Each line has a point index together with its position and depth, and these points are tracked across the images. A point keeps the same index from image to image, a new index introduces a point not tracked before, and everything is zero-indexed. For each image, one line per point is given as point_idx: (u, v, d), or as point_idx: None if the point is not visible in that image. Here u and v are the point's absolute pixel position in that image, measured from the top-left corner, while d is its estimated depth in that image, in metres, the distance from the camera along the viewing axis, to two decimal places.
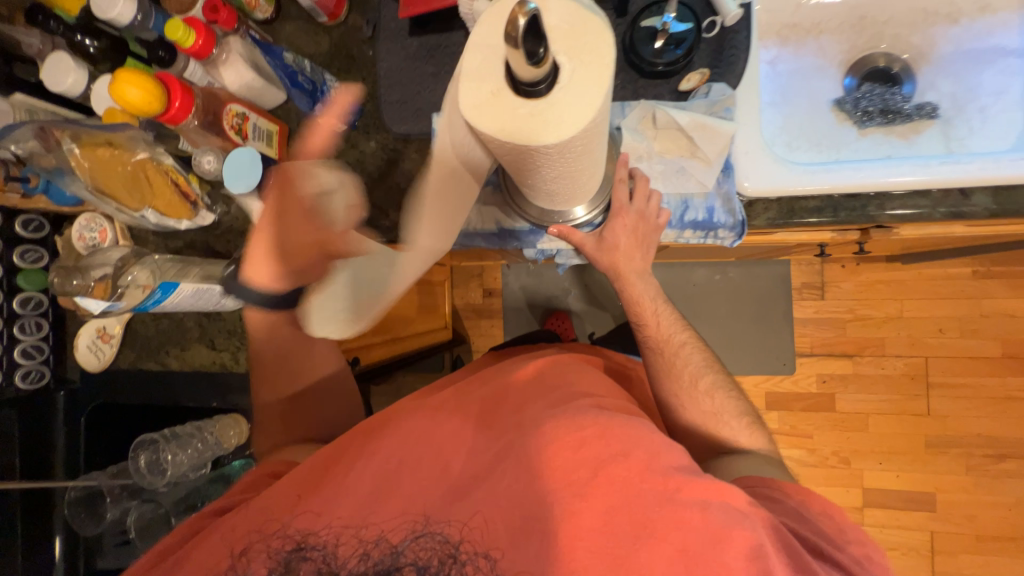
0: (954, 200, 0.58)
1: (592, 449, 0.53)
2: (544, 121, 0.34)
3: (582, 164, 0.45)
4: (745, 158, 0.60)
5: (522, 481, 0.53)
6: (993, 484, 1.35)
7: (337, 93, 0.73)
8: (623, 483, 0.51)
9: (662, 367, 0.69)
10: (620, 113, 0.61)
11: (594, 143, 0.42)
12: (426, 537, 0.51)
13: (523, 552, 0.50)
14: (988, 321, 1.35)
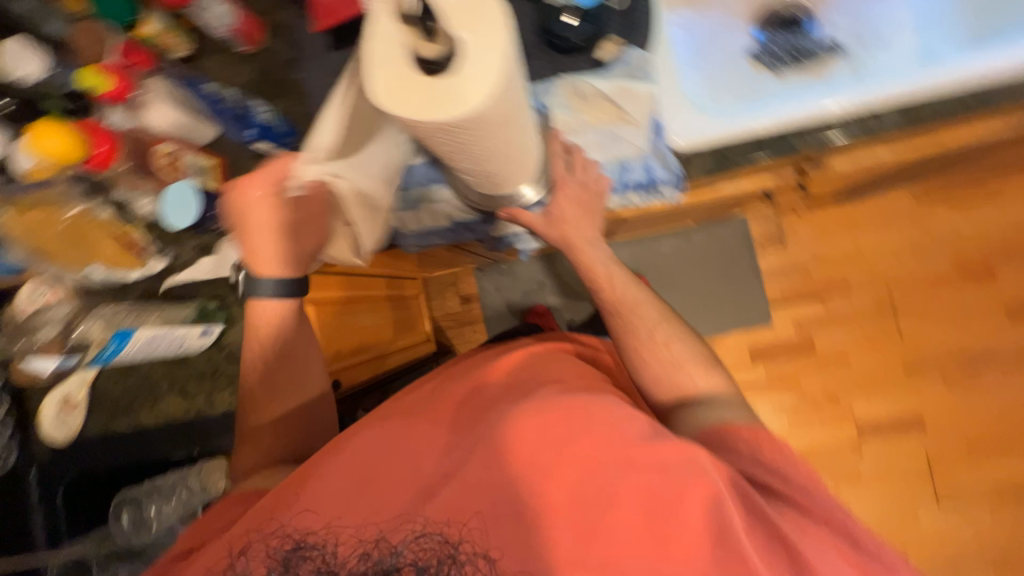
0: (868, 124, 0.61)
1: (564, 429, 0.54)
2: (451, 92, 0.35)
3: (506, 138, 0.46)
4: (671, 115, 0.61)
5: (506, 470, 0.53)
6: (971, 393, 1.41)
7: (269, 116, 0.70)
8: (598, 454, 0.53)
9: (623, 324, 0.71)
10: (546, 91, 0.63)
11: (515, 109, 0.43)
12: (420, 539, 0.52)
13: (509, 534, 0.52)
14: (936, 240, 1.43)
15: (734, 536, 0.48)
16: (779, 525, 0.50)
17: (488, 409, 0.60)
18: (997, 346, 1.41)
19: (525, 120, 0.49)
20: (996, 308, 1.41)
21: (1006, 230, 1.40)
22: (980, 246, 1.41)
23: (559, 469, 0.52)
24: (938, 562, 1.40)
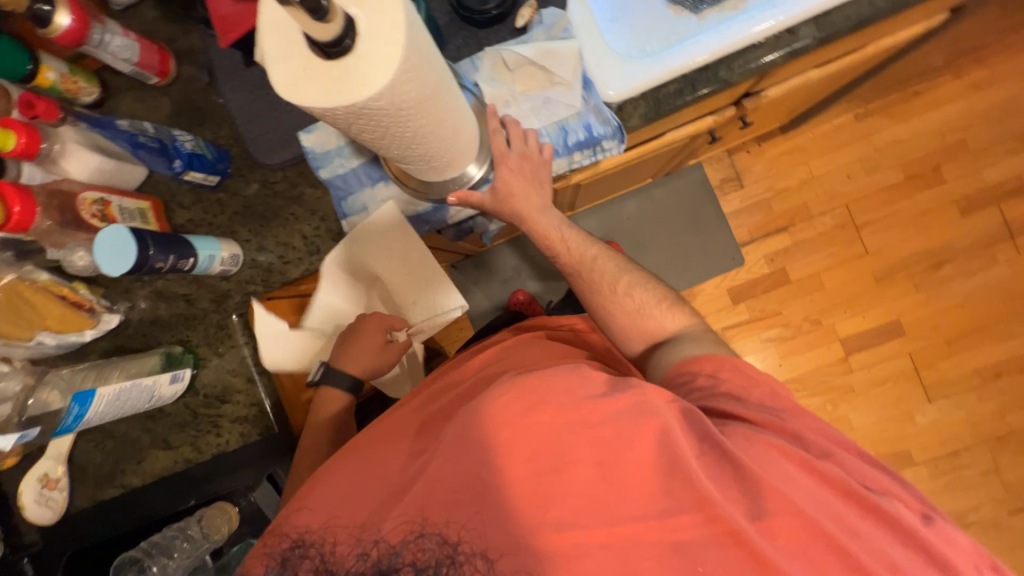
0: (783, 46, 0.62)
1: (515, 406, 0.53)
2: (357, 73, 0.33)
3: (432, 116, 0.45)
4: (599, 69, 0.62)
5: (479, 449, 0.53)
6: (941, 290, 1.47)
7: (193, 145, 0.66)
8: (550, 422, 0.53)
9: (589, 285, 0.73)
10: (473, 67, 0.63)
11: (437, 84, 0.42)
12: (416, 540, 0.51)
13: (497, 517, 0.51)
14: (882, 152, 1.47)
15: (686, 466, 0.52)
16: (733, 449, 0.54)
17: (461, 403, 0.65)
18: (956, 242, 1.45)
19: (454, 97, 0.49)
20: (949, 205, 1.45)
21: (945, 129, 1.44)
22: (923, 149, 1.46)
23: (514, 444, 0.52)
24: (935, 454, 1.48)
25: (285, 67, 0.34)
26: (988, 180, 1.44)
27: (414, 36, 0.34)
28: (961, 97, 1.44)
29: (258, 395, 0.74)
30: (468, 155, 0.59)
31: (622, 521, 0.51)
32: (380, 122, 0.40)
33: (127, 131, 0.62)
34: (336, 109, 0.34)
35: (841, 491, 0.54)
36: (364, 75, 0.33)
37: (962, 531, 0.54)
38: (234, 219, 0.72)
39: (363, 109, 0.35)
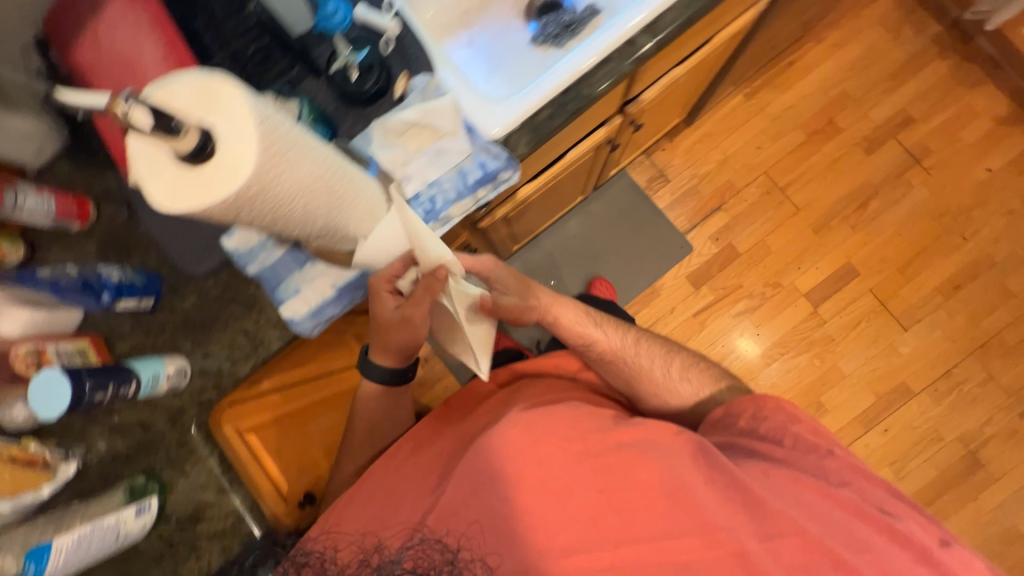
0: (628, 59, 0.69)
1: (528, 445, 0.58)
2: (220, 174, 0.37)
3: (319, 189, 0.49)
4: (477, 114, 0.68)
5: (490, 465, 0.57)
6: (876, 224, 1.55)
7: (122, 275, 0.69)
8: (565, 456, 0.58)
9: (627, 365, 0.77)
10: (366, 139, 0.68)
11: (316, 160, 0.47)
12: (414, 549, 0.52)
13: (498, 521, 0.55)
14: (779, 118, 1.60)
15: (689, 492, 0.57)
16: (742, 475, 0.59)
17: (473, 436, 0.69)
18: (873, 178, 1.56)
19: (342, 166, 0.53)
20: (854, 149, 1.57)
21: (825, 86, 1.59)
22: (814, 107, 1.59)
23: (521, 464, 0.57)
24: (931, 379, 1.51)
25: (155, 181, 0.38)
26: (878, 119, 1.57)
27: (262, 127, 0.38)
28: (828, 57, 1.60)
29: (233, 502, 0.73)
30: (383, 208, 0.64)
31: (624, 543, 0.54)
32: (266, 209, 0.44)
33: (50, 278, 0.65)
34: (213, 208, 0.38)
35: (852, 512, 0.58)
36: (226, 174, 0.37)
37: (979, 557, 0.55)
38: (173, 337, 0.73)
39: (237, 203, 0.39)
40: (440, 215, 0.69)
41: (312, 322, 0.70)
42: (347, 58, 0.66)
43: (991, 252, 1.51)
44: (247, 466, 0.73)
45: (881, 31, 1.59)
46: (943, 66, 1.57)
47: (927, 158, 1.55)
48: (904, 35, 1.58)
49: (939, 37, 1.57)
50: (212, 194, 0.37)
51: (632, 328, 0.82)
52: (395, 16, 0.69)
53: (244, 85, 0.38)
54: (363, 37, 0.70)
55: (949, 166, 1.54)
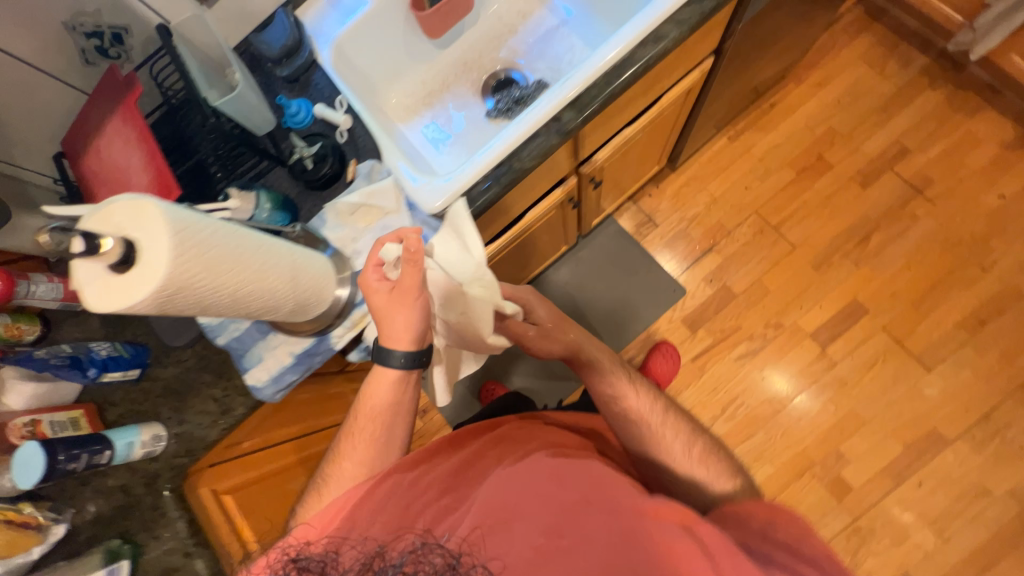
0: (553, 132, 0.74)
1: (554, 484, 0.60)
2: (137, 280, 0.44)
3: (247, 279, 0.54)
4: (417, 192, 0.74)
5: (512, 493, 0.59)
6: (880, 258, 1.48)
7: (109, 349, 0.76)
8: (585, 496, 0.59)
9: (650, 434, 0.75)
10: (321, 219, 0.75)
11: (243, 251, 0.53)
12: (417, 548, 0.47)
13: (512, 537, 0.54)
14: (766, 158, 1.60)
15: None
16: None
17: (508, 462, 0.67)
18: (871, 211, 1.51)
19: (279, 247, 0.60)
20: (848, 183, 1.53)
21: (811, 124, 1.59)
22: (801, 145, 1.58)
23: (540, 492, 0.59)
24: (967, 424, 1.36)
25: (87, 284, 0.45)
26: (871, 152, 1.54)
27: (175, 240, 0.44)
28: (811, 96, 1.60)
29: (197, 566, 0.74)
30: (330, 277, 0.71)
31: None
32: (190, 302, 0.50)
33: (41, 358, 0.71)
34: (132, 307, 0.44)
35: None
36: (142, 280, 0.44)
37: None
38: (153, 404, 0.79)
39: (153, 302, 0.45)
40: None
41: (271, 388, 0.76)
42: (302, 151, 0.75)
43: (1018, 282, 1.39)
44: (213, 528, 0.76)
45: (864, 68, 1.59)
46: (936, 96, 1.53)
47: (929, 189, 1.48)
48: (890, 69, 1.57)
49: (927, 68, 1.55)
50: (130, 297, 0.44)
51: (661, 399, 0.80)
52: (347, 111, 0.78)
53: (165, 205, 0.45)
54: (322, 130, 0.79)
55: (954, 195, 1.47)
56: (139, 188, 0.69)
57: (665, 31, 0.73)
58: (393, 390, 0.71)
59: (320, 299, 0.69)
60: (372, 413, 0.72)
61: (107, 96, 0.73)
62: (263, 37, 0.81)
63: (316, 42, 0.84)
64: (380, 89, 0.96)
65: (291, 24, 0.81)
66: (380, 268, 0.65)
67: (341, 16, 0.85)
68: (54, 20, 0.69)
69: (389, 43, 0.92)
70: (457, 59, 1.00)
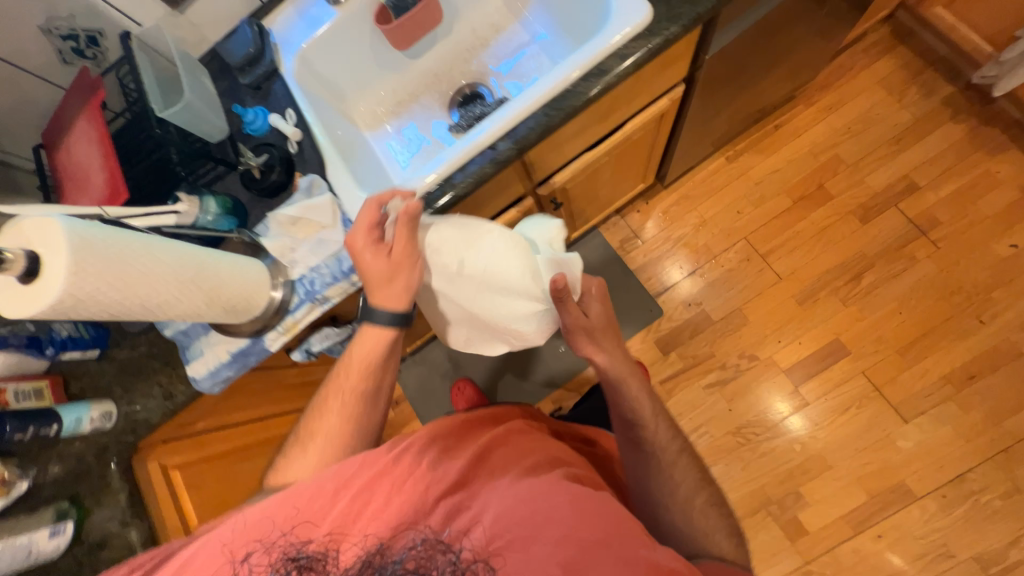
0: (486, 159, 0.74)
1: (571, 514, 0.58)
2: (35, 292, 0.49)
3: (160, 293, 0.59)
4: (352, 209, 0.76)
5: (530, 515, 0.58)
6: (870, 300, 1.41)
7: (71, 330, 0.83)
8: (605, 532, 0.56)
9: (654, 468, 0.75)
10: (265, 228, 0.79)
11: (154, 268, 0.58)
12: (417, 546, 0.56)
13: (528, 558, 0.54)
14: (763, 183, 1.53)
15: None
16: None
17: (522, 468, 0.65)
18: (867, 249, 1.43)
19: (197, 260, 0.64)
20: (847, 216, 1.46)
21: (815, 150, 1.51)
22: (802, 172, 1.51)
23: (556, 522, 0.57)
24: (938, 482, 1.30)
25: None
26: (876, 186, 1.45)
27: (70, 260, 0.49)
28: (820, 120, 1.52)
29: (132, 536, 0.82)
30: (264, 287, 0.75)
31: None
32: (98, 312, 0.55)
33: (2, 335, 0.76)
34: (30, 316, 0.50)
35: None
36: (39, 294, 0.49)
37: None
38: (110, 383, 0.86)
39: (50, 313, 0.50)
40: (317, 296, 0.78)
41: (209, 381, 0.81)
42: (249, 161, 0.78)
43: (1015, 339, 1.31)
44: (163, 498, 0.89)
45: (881, 94, 1.49)
46: (956, 130, 1.42)
47: (934, 230, 1.40)
48: (909, 97, 1.47)
49: (951, 100, 1.44)
50: (27, 307, 0.49)
51: (678, 442, 0.78)
52: (298, 124, 0.82)
53: (67, 228, 0.49)
54: (275, 140, 0.83)
55: (961, 239, 1.38)
56: (95, 186, 0.73)
57: (609, 65, 0.71)
58: (383, 348, 0.73)
59: (250, 309, 0.73)
60: (365, 372, 0.73)
61: (76, 96, 0.78)
62: (227, 46, 0.84)
63: (281, 52, 0.86)
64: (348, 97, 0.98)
65: (254, 35, 0.84)
66: (374, 231, 0.69)
67: (307, 26, 0.87)
68: (32, 24, 0.74)
69: (356, 53, 0.94)
70: (427, 70, 1.01)
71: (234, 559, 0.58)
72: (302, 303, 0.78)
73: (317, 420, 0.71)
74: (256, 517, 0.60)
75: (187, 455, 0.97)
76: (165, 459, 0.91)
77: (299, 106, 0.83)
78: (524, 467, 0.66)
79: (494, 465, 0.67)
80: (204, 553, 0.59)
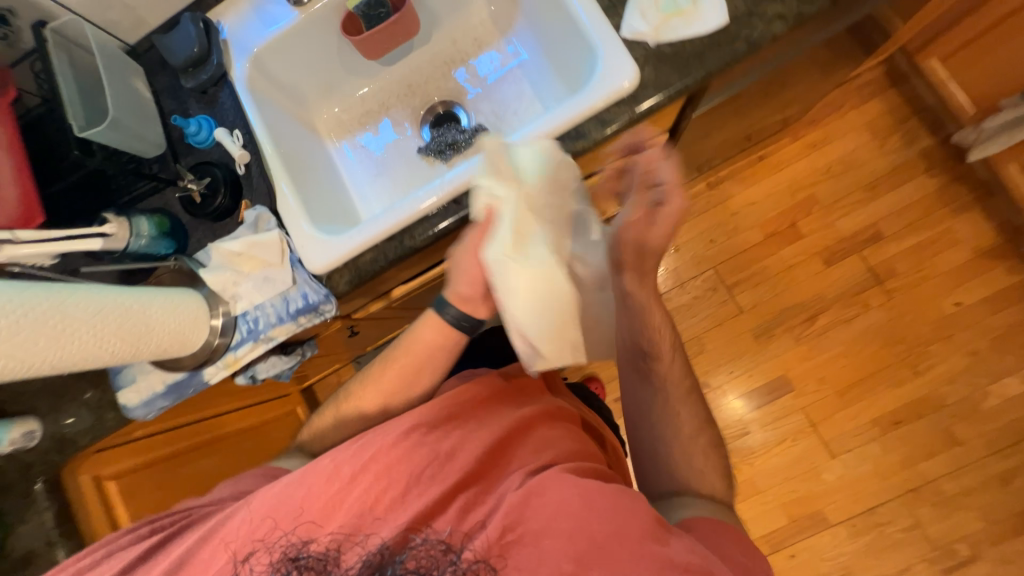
0: (450, 213, 0.71)
1: (581, 505, 0.54)
2: None
3: (77, 343, 0.55)
4: (303, 247, 0.71)
5: (540, 509, 0.55)
6: (820, 340, 1.47)
7: None
8: (614, 530, 0.52)
9: (658, 406, 0.73)
10: (206, 255, 0.73)
11: (65, 317, 0.53)
12: (417, 546, 0.54)
13: (538, 552, 0.52)
14: (740, 214, 1.53)
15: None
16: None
17: (538, 460, 0.62)
18: (827, 292, 1.47)
19: (120, 311, 0.59)
20: (813, 257, 1.49)
21: (794, 187, 1.51)
22: (778, 208, 1.51)
23: (564, 513, 0.53)
24: (851, 513, 1.42)
25: None
26: (845, 230, 1.48)
27: None
28: (803, 156, 1.51)
29: (56, 556, 0.79)
30: (201, 321, 0.71)
31: None
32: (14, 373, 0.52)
33: None
34: None
35: None
36: None
37: None
38: (33, 399, 0.82)
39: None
40: (261, 335, 0.74)
41: (143, 410, 0.77)
42: (188, 183, 0.71)
43: (943, 391, 1.40)
44: (94, 513, 0.88)
45: (865, 137, 1.49)
46: (929, 184, 1.45)
47: (890, 280, 1.45)
48: (891, 144, 1.47)
49: (929, 152, 1.45)
50: None
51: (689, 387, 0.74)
52: (248, 146, 0.74)
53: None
54: (221, 157, 0.75)
55: (913, 291, 1.43)
56: None
57: (588, 129, 0.68)
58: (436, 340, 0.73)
59: (185, 342, 0.69)
60: (416, 358, 0.72)
61: None
62: (164, 41, 0.74)
63: (232, 51, 0.77)
64: (309, 102, 0.90)
65: (197, 31, 0.74)
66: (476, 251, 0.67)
67: (264, 25, 0.78)
68: None
69: (320, 57, 0.85)
70: (400, 81, 0.93)
71: (236, 557, 0.56)
72: (244, 340, 0.74)
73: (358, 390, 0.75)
74: (258, 514, 0.58)
75: (124, 467, 0.95)
76: (98, 472, 0.90)
77: (249, 119, 0.75)
78: (539, 459, 0.62)
79: (514, 456, 0.63)
80: (209, 544, 0.58)
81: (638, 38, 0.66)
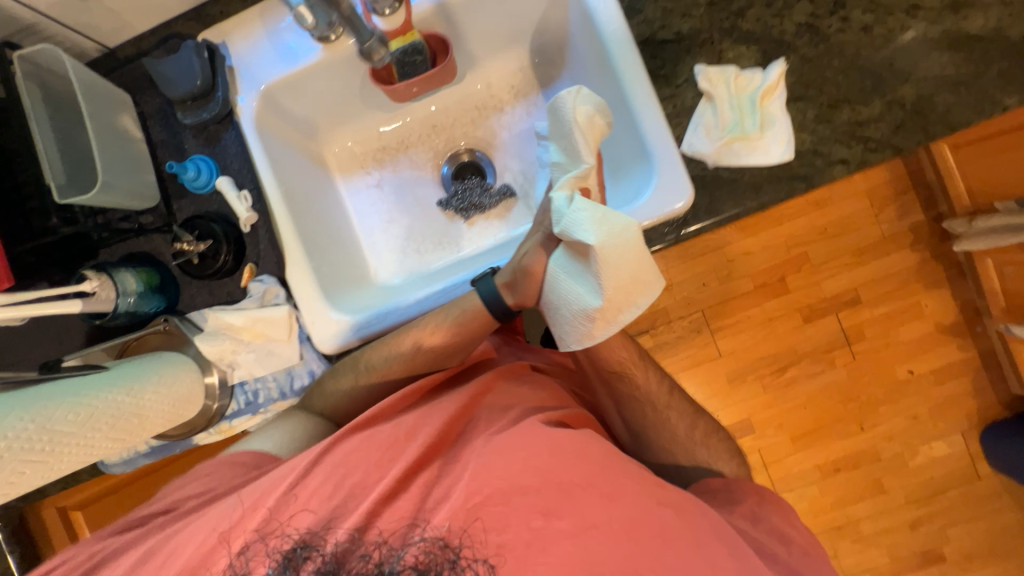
0: None
1: (551, 461, 0.52)
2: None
3: (113, 438, 0.55)
4: (312, 324, 0.66)
5: (508, 470, 0.52)
6: (785, 390, 1.57)
7: None
8: (591, 474, 0.52)
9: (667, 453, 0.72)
10: (201, 318, 0.66)
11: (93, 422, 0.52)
12: (418, 543, 0.50)
13: (508, 513, 0.51)
14: (734, 263, 1.55)
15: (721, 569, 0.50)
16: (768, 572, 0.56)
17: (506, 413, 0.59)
18: (799, 347, 1.56)
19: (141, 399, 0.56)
20: (794, 313, 1.55)
21: (790, 243, 1.54)
22: (771, 261, 1.55)
23: (532, 469, 0.52)
24: None
25: None
26: (828, 291, 1.54)
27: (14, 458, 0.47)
28: (804, 214, 1.53)
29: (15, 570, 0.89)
30: (195, 399, 0.64)
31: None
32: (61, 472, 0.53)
33: None
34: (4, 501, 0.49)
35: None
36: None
37: None
38: None
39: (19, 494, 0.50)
40: (259, 409, 0.71)
41: (120, 466, 0.72)
42: (186, 246, 0.63)
43: (881, 447, 1.56)
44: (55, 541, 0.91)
45: (866, 204, 1.51)
46: (911, 258, 1.52)
47: (857, 343, 1.55)
48: (886, 214, 1.51)
49: (918, 227, 1.51)
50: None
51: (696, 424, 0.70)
52: (256, 205, 0.67)
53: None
54: (218, 207, 0.67)
55: (873, 357, 1.55)
56: None
57: None
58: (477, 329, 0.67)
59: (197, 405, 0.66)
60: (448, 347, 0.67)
61: None
62: (159, 67, 0.64)
63: (239, 82, 0.68)
64: (320, 132, 0.80)
65: (202, 63, 0.65)
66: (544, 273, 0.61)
67: (281, 56, 0.68)
68: None
69: (337, 88, 0.74)
70: (423, 120, 0.84)
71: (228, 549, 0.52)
72: (241, 411, 0.71)
73: (385, 354, 0.67)
74: (249, 499, 0.54)
75: (130, 475, 1.05)
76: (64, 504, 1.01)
77: (259, 168, 0.67)
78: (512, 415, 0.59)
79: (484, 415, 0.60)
80: (192, 526, 0.54)
81: (698, 157, 0.63)
